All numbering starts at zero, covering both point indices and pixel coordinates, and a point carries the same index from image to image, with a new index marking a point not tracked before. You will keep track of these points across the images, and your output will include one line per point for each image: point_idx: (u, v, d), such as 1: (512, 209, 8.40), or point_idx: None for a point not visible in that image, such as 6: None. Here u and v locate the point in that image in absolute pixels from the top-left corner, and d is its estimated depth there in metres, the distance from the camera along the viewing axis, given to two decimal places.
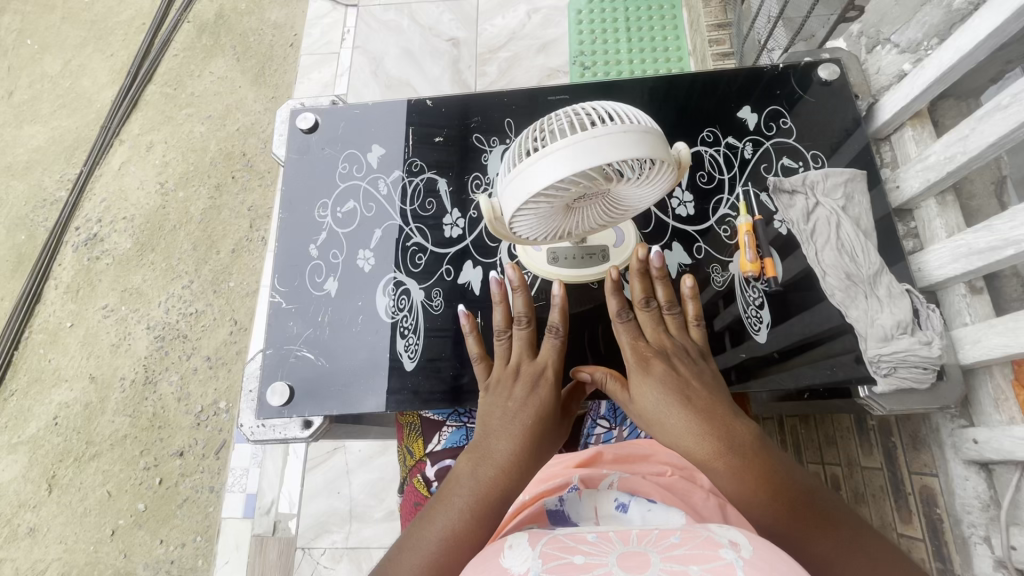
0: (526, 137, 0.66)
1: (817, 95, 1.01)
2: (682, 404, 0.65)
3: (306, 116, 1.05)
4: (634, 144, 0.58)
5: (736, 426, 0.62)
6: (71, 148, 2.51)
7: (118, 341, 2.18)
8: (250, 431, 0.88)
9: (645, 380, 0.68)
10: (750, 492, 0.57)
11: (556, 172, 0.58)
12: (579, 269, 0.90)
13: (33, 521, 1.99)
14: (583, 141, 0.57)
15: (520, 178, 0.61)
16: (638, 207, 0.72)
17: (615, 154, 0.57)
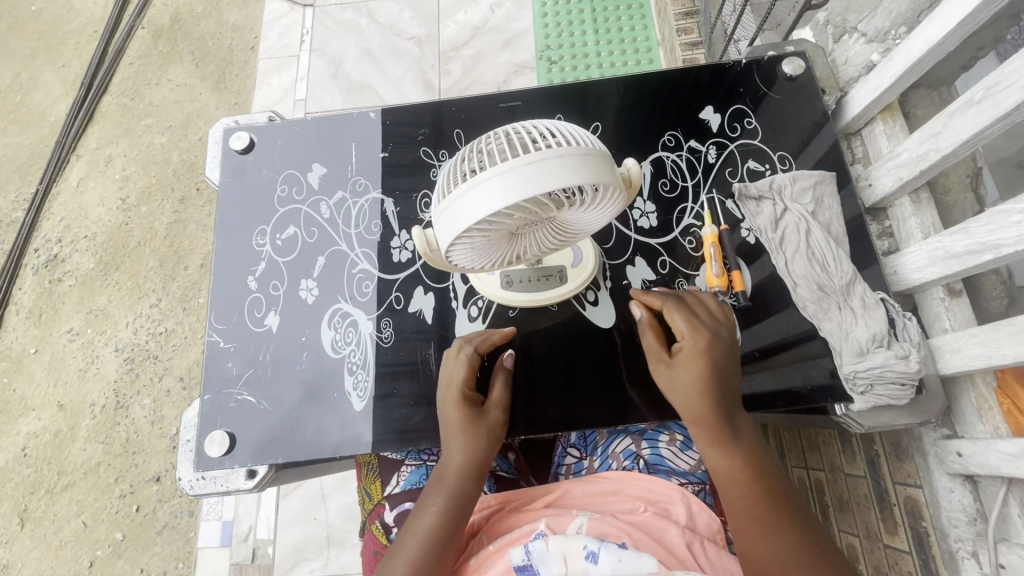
0: (459, 161, 0.59)
1: (782, 91, 0.96)
2: (715, 386, 0.70)
3: (240, 135, 0.97)
4: (574, 169, 0.52)
5: (743, 424, 0.71)
6: (26, 165, 2.38)
7: (85, 366, 2.08)
8: (190, 485, 0.83)
9: (696, 354, 0.72)
10: (738, 476, 0.66)
11: (488, 204, 0.52)
12: (535, 292, 0.86)
13: (6, 558, 1.90)
14: (515, 169, 0.51)
15: (451, 211, 0.55)
16: (588, 230, 0.66)
17: (552, 181, 0.51)
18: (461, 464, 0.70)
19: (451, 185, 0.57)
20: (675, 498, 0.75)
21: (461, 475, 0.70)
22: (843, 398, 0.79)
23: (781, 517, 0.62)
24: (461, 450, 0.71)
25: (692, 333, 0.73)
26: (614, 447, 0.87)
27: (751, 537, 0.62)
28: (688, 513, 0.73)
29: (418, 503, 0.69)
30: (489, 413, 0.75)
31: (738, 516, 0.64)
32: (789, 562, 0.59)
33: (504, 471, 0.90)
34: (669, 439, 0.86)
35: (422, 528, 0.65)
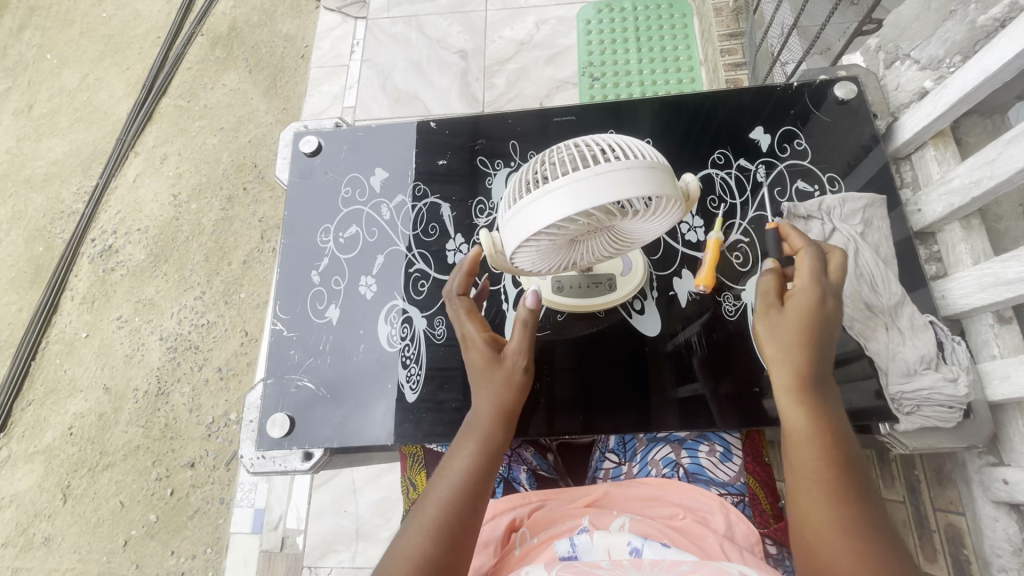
0: (528, 170, 0.64)
1: (832, 113, 0.98)
2: (811, 346, 0.67)
3: (309, 139, 1.04)
4: (641, 182, 0.55)
5: (829, 393, 0.67)
6: (88, 160, 2.53)
7: (131, 352, 2.19)
8: (250, 462, 0.89)
9: (806, 309, 0.68)
10: (811, 438, 0.63)
11: (558, 212, 0.56)
12: (583, 297, 0.91)
13: (48, 530, 2.00)
14: (585, 180, 0.55)
15: (521, 214, 0.59)
16: (642, 239, 0.70)
17: (621, 193, 0.55)
18: (493, 406, 0.71)
19: (521, 192, 0.62)
20: (714, 508, 0.77)
21: (495, 414, 0.71)
22: (888, 418, 0.80)
23: (846, 486, 0.60)
24: (490, 396, 0.72)
25: (813, 287, 0.68)
26: (654, 454, 0.88)
27: (808, 497, 0.60)
28: (727, 524, 0.76)
29: (452, 446, 0.71)
30: (505, 357, 0.73)
31: (801, 475, 0.62)
32: (847, 528, 0.57)
33: (544, 470, 0.93)
34: (709, 450, 0.88)
35: (455, 470, 0.67)
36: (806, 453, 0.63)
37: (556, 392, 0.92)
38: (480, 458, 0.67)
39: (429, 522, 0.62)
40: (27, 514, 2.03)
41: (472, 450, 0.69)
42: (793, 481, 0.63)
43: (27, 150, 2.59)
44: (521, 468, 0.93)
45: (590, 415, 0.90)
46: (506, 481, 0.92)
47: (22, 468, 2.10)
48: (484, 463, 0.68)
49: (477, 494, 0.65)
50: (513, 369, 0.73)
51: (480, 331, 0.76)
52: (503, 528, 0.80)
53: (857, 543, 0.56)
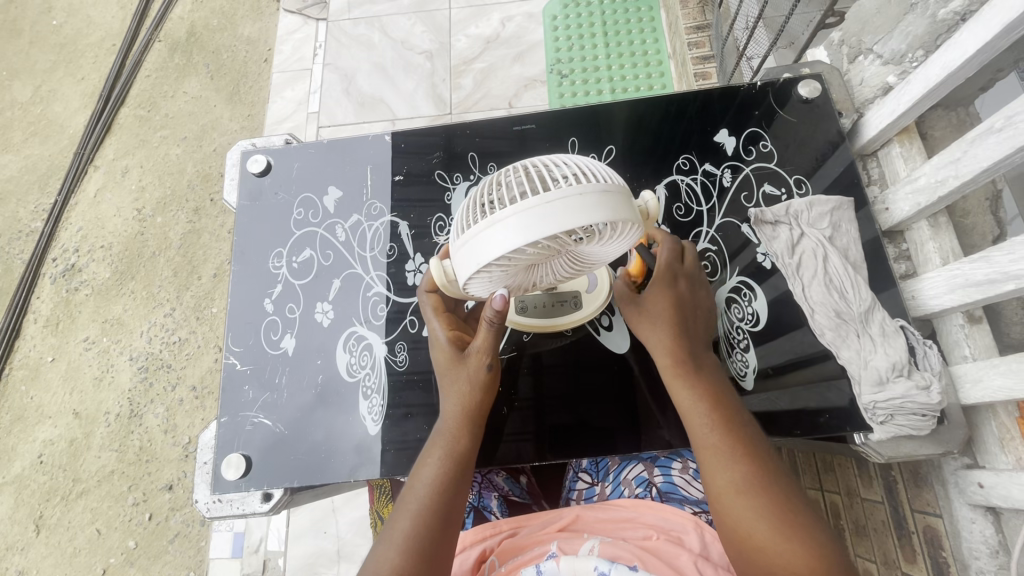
0: (478, 195, 0.60)
1: (796, 113, 0.95)
2: (678, 328, 0.73)
3: (257, 158, 0.99)
4: (595, 207, 0.52)
5: (707, 363, 0.71)
6: (45, 176, 2.42)
7: (100, 374, 2.11)
8: (207, 507, 0.85)
9: (663, 298, 0.74)
10: (701, 410, 0.66)
11: (509, 243, 0.52)
12: (548, 316, 0.89)
13: (22, 564, 1.92)
14: (535, 209, 0.52)
15: (469, 246, 0.55)
16: (604, 260, 0.66)
17: (574, 221, 0.51)
18: (458, 408, 0.70)
19: (470, 220, 0.58)
20: (689, 528, 0.74)
21: (460, 415, 0.69)
22: (862, 428, 0.78)
23: (740, 447, 0.62)
24: (457, 394, 0.70)
25: (664, 273, 0.74)
26: (626, 473, 0.87)
27: (709, 463, 0.62)
28: (702, 542, 0.72)
29: (420, 459, 0.68)
30: (468, 356, 0.70)
31: (699, 449, 0.64)
32: (743, 485, 0.59)
33: (517, 495, 0.91)
34: (682, 467, 0.86)
35: (422, 482, 0.65)
36: (699, 424, 0.65)
37: (544, 394, 0.89)
38: (449, 461, 0.66)
39: (401, 537, 0.59)
40: None
41: (439, 457, 0.67)
42: (694, 455, 0.65)
43: None
44: (491, 495, 0.89)
45: (580, 416, 0.87)
46: (475, 510, 0.88)
47: None
48: (458, 463, 0.66)
49: (451, 501, 0.63)
50: (476, 367, 0.70)
51: (446, 331, 0.74)
52: (472, 560, 0.76)
53: (755, 499, 0.58)
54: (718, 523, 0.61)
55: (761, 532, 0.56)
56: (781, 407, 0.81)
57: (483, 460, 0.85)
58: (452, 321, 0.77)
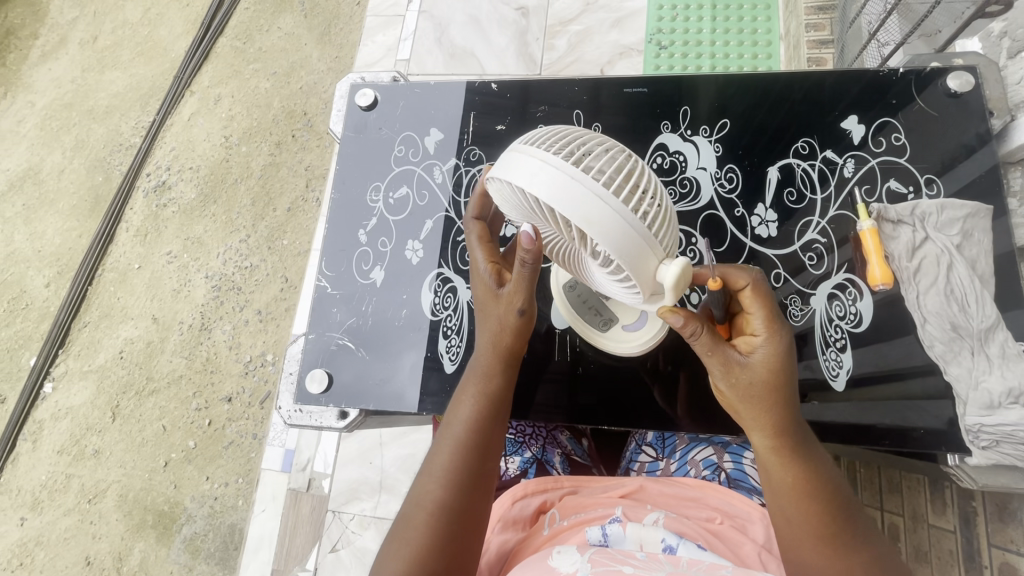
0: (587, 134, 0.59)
1: (939, 107, 0.87)
2: (782, 403, 0.62)
3: (365, 92, 1.02)
4: (614, 238, 0.53)
5: (806, 435, 0.64)
6: (146, 96, 2.56)
7: (179, 287, 2.27)
8: (288, 415, 0.92)
9: (766, 364, 0.62)
10: (790, 494, 0.61)
11: (535, 186, 0.53)
12: (576, 314, 0.88)
13: (98, 444, 2.15)
14: (583, 191, 0.52)
15: (534, 153, 0.55)
16: (592, 274, 0.68)
17: (597, 232, 0.53)
18: (493, 340, 0.69)
19: (558, 143, 0.57)
20: (755, 517, 0.75)
21: (492, 351, 0.69)
22: (959, 449, 0.74)
23: (827, 542, 0.59)
24: (490, 332, 0.69)
25: (770, 352, 0.62)
26: (694, 454, 0.87)
27: (794, 546, 0.61)
28: (768, 535, 0.73)
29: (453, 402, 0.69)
30: (501, 294, 0.68)
31: (788, 533, 0.61)
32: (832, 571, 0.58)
33: (578, 456, 0.93)
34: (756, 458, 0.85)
35: (458, 419, 0.66)
36: (793, 512, 0.61)
37: (587, 362, 0.90)
38: (483, 407, 0.66)
39: (429, 504, 0.61)
40: (80, 426, 2.18)
41: (473, 400, 0.67)
42: (779, 528, 0.63)
43: (90, 81, 2.64)
44: (555, 451, 0.92)
45: (612, 394, 0.89)
46: (538, 462, 0.90)
47: (78, 384, 2.23)
48: (491, 406, 0.67)
49: (486, 436, 0.65)
50: (508, 309, 0.67)
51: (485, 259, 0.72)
52: (532, 509, 0.79)
53: None
54: None
55: None
56: (843, 417, 0.79)
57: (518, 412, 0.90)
58: (494, 252, 0.74)
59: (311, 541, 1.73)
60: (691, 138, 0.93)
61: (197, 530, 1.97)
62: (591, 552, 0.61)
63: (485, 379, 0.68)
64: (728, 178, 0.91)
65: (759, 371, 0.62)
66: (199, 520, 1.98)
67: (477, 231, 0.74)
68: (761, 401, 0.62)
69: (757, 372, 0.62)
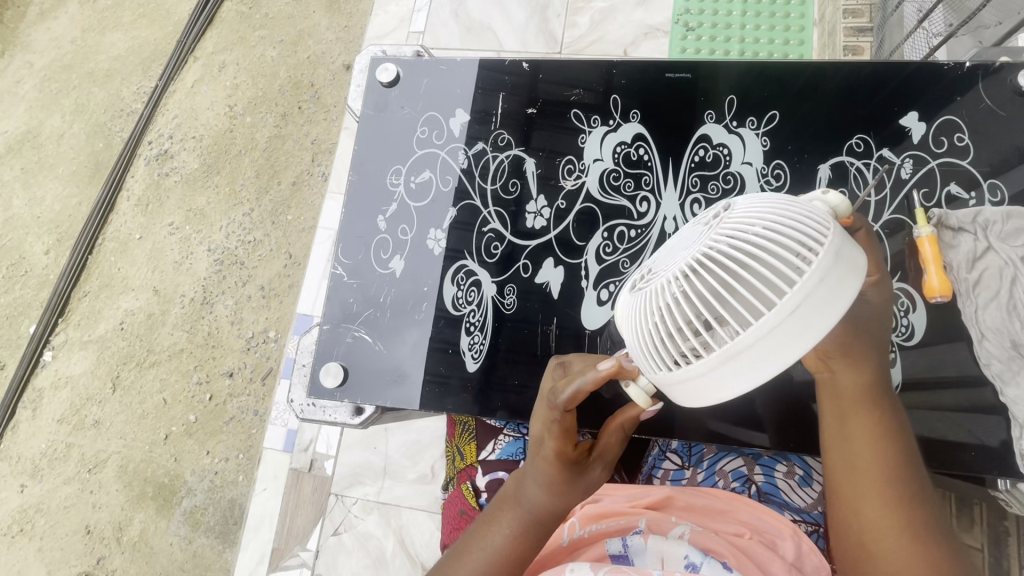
0: (629, 308, 0.52)
1: (1006, 107, 0.81)
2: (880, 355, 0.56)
3: (386, 67, 0.96)
4: (824, 306, 0.43)
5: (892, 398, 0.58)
6: (148, 60, 2.47)
7: (180, 259, 2.22)
8: (301, 407, 0.92)
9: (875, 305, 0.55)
10: (873, 445, 0.56)
11: (731, 389, 0.45)
12: None
13: (98, 415, 2.12)
14: (754, 349, 0.43)
15: (678, 388, 0.49)
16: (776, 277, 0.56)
17: (806, 335, 0.43)
18: (547, 508, 0.61)
19: (647, 351, 0.50)
20: (785, 535, 0.72)
21: (544, 516, 0.61)
22: (1010, 474, 0.71)
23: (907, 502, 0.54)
24: (550, 504, 0.61)
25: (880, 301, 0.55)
26: (722, 465, 0.84)
27: (864, 503, 0.55)
28: (798, 552, 0.70)
29: (491, 517, 0.62)
30: (586, 477, 0.62)
31: (861, 487, 0.55)
32: (902, 533, 0.54)
33: None
34: (786, 472, 0.83)
35: (488, 547, 0.60)
36: (859, 456, 0.56)
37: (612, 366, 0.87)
38: (518, 547, 0.60)
39: None
40: (80, 396, 2.15)
41: (510, 530, 0.60)
42: (848, 485, 0.56)
43: (91, 42, 2.54)
44: None
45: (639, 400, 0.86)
46: None
47: (77, 354, 2.20)
48: (532, 542, 0.61)
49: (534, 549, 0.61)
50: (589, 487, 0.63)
51: (560, 449, 0.60)
52: None
53: (915, 550, 0.53)
54: (845, 545, 0.57)
55: None
56: None
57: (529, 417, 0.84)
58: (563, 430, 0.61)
59: (313, 521, 1.72)
60: (736, 130, 0.87)
61: (197, 504, 1.96)
62: (604, 569, 0.56)
63: (538, 522, 0.61)
64: (775, 174, 0.85)
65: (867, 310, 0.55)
66: (198, 494, 1.97)
67: (560, 421, 0.59)
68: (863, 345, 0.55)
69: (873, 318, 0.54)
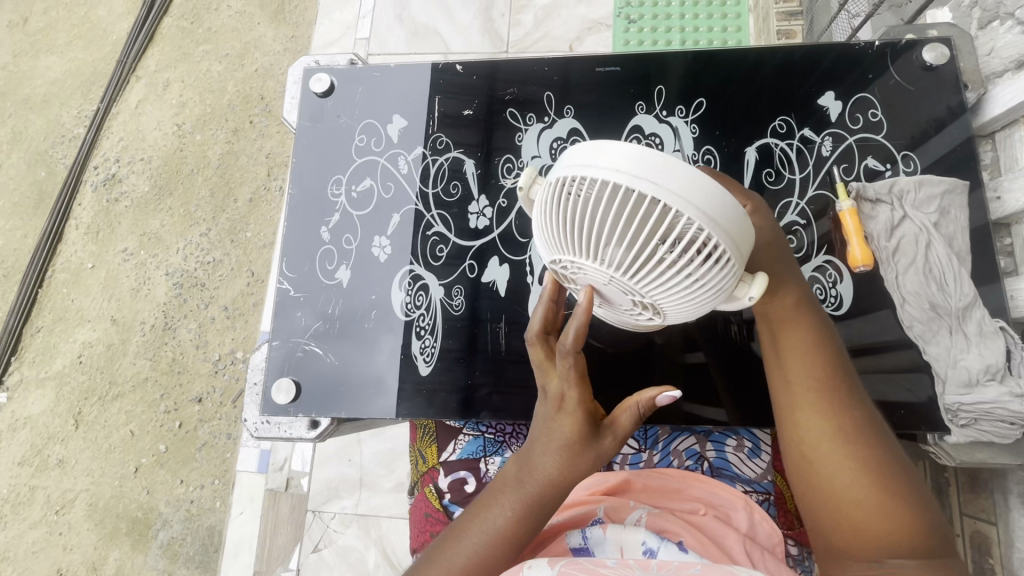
0: (680, 311, 0.59)
1: (913, 81, 0.85)
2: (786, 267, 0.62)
3: (320, 77, 0.96)
4: (624, 157, 0.51)
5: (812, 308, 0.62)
6: (87, 82, 2.38)
7: (137, 285, 2.15)
8: (255, 427, 0.91)
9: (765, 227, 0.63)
10: (794, 351, 0.60)
11: (724, 199, 0.50)
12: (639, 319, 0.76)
13: (62, 454, 2.04)
14: (686, 194, 0.49)
15: (742, 248, 0.53)
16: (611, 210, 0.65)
17: (657, 165, 0.49)
18: (556, 475, 0.56)
19: (708, 286, 0.55)
20: (738, 506, 0.75)
21: (552, 486, 0.56)
22: (938, 428, 0.76)
23: (831, 392, 0.57)
24: (560, 468, 0.55)
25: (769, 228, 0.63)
26: (676, 444, 0.88)
27: (797, 407, 0.58)
28: (750, 522, 0.74)
29: (494, 491, 0.59)
30: (600, 439, 0.55)
31: (794, 394, 0.59)
32: (827, 425, 0.56)
33: None
34: (737, 444, 0.87)
35: (485, 529, 0.57)
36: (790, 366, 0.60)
37: None
38: (517, 527, 0.57)
39: (455, 569, 0.56)
40: (41, 436, 2.07)
41: (509, 510, 0.57)
42: (778, 397, 0.60)
43: (23, 67, 2.43)
44: None
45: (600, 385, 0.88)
46: None
47: (34, 392, 2.11)
48: (532, 517, 0.57)
49: (533, 526, 0.58)
50: (602, 456, 0.56)
51: (581, 399, 0.54)
52: None
53: (840, 435, 0.55)
54: (791, 453, 0.58)
55: (848, 477, 0.54)
56: None
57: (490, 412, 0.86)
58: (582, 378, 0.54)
59: (292, 541, 1.70)
60: (666, 119, 0.90)
61: (174, 535, 1.91)
62: (561, 564, 0.55)
63: (543, 492, 0.56)
64: (705, 160, 0.88)
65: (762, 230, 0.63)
66: (175, 525, 1.92)
67: (574, 365, 0.53)
68: (773, 266, 0.62)
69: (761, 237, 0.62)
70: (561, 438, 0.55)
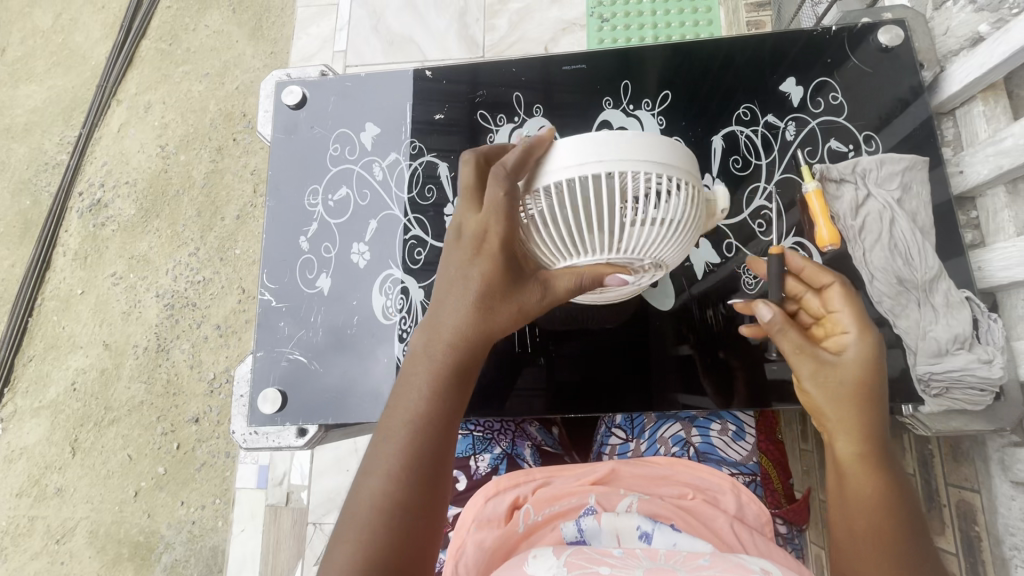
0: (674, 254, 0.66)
1: (871, 63, 0.87)
2: (870, 409, 0.64)
3: (292, 90, 0.97)
4: (564, 156, 0.58)
5: (895, 460, 0.64)
6: (69, 109, 2.38)
7: (129, 308, 2.15)
8: (243, 438, 0.92)
9: (856, 367, 0.64)
10: (862, 499, 0.63)
11: (658, 143, 0.58)
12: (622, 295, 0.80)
13: (60, 482, 2.03)
14: (628, 154, 0.56)
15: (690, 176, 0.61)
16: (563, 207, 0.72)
17: (590, 146, 0.57)
18: (469, 328, 0.59)
19: (683, 220, 0.62)
20: (725, 489, 0.76)
21: (464, 337, 0.60)
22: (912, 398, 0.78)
23: (895, 543, 0.60)
24: (470, 315, 0.59)
25: (856, 362, 0.64)
26: (662, 432, 0.89)
27: (856, 548, 0.62)
28: (738, 505, 0.74)
29: (416, 347, 0.61)
30: (522, 285, 0.60)
31: (856, 538, 0.62)
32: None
33: (549, 445, 0.97)
34: (721, 428, 0.88)
35: (412, 395, 0.58)
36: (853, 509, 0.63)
37: (550, 350, 0.89)
38: (439, 393, 0.58)
39: (396, 445, 0.56)
40: (38, 466, 2.06)
41: (428, 376, 0.58)
42: (840, 535, 0.64)
43: (4, 98, 2.43)
44: (525, 444, 0.94)
45: (587, 373, 0.88)
46: (508, 456, 0.92)
47: (30, 422, 2.10)
48: (454, 375, 0.59)
49: (457, 391, 0.59)
50: (521, 305, 0.60)
51: (499, 241, 0.59)
52: (505, 505, 0.75)
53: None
54: None
55: None
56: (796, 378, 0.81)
57: (476, 410, 0.88)
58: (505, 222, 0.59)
59: (295, 555, 1.69)
60: (634, 112, 0.92)
61: (177, 557, 1.90)
62: (567, 554, 0.54)
63: (457, 344, 0.59)
64: None
65: (848, 369, 0.64)
66: (178, 547, 1.91)
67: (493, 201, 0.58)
68: (850, 410, 0.64)
69: (844, 374, 0.64)
70: (484, 288, 0.59)
